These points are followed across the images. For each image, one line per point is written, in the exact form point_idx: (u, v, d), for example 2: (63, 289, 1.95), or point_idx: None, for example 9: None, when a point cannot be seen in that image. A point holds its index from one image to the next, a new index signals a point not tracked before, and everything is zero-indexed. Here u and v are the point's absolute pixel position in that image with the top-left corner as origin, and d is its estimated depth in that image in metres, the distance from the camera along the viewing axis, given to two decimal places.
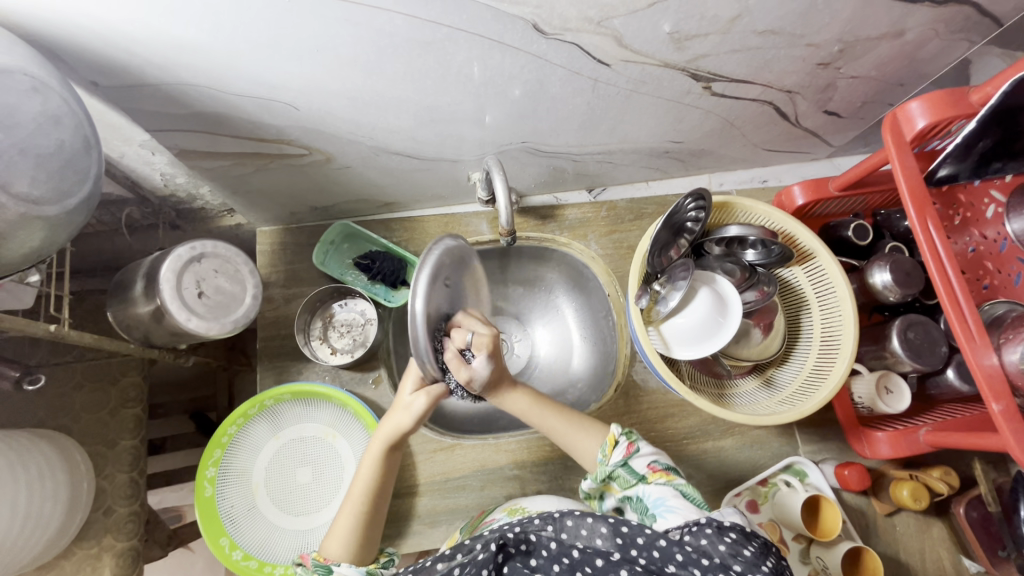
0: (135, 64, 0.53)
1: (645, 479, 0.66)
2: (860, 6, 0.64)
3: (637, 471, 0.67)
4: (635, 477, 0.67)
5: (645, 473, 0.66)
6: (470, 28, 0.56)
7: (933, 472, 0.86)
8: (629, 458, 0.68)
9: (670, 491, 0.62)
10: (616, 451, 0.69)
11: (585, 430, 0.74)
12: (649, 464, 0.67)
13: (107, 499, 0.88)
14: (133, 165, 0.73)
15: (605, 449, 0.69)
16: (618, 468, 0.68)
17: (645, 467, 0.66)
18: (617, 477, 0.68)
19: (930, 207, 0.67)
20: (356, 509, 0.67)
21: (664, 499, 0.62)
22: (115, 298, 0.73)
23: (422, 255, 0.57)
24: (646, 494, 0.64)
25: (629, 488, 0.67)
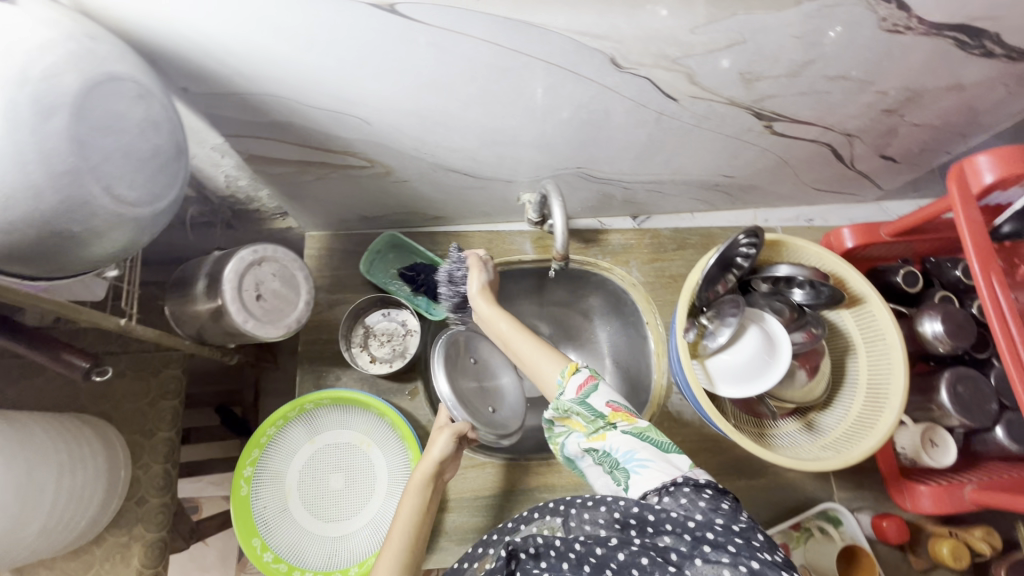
0: (227, 74, 0.55)
1: (607, 419, 0.65)
2: (936, 58, 0.64)
3: (596, 409, 0.65)
4: (594, 414, 0.65)
5: (606, 413, 0.65)
6: (549, 58, 0.57)
7: (974, 531, 0.85)
8: (587, 394, 0.66)
9: (636, 440, 0.63)
10: (575, 378, 0.68)
11: (548, 353, 0.72)
12: (610, 402, 0.66)
13: (141, 489, 0.89)
14: (201, 166, 0.75)
15: (565, 372, 0.69)
16: (577, 404, 0.66)
17: (604, 407, 0.65)
18: (576, 412, 0.66)
19: (995, 262, 0.66)
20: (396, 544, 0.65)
21: (634, 452, 0.62)
22: (174, 293, 0.75)
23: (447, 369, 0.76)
24: (613, 447, 0.64)
25: (590, 425, 0.66)
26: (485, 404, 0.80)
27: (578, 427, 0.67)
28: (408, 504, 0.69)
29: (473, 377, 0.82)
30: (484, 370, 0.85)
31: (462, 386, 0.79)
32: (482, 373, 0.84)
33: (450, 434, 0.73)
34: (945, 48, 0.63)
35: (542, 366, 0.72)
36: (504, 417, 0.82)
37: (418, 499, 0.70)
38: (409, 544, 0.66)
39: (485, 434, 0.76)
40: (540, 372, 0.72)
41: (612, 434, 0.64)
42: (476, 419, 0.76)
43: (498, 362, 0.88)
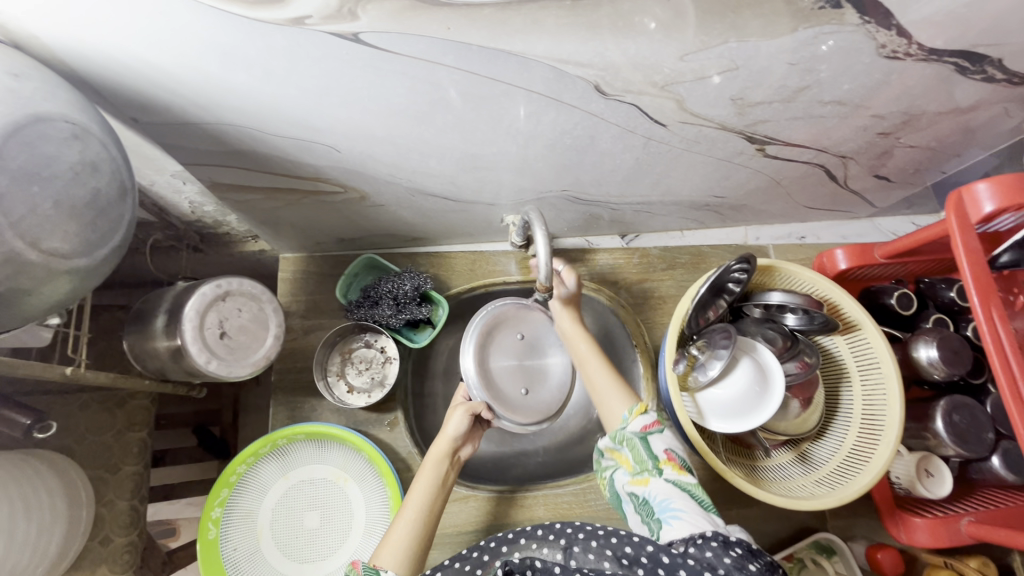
0: (179, 104, 0.51)
1: (658, 462, 0.63)
2: (935, 83, 0.61)
3: (652, 452, 0.64)
4: (648, 454, 0.64)
5: (660, 455, 0.64)
6: (529, 85, 0.53)
7: (970, 562, 0.82)
8: (649, 433, 0.66)
9: (677, 490, 0.60)
10: (641, 418, 0.68)
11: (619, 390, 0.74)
12: (667, 449, 0.65)
13: (105, 528, 0.85)
14: (162, 192, 0.71)
15: (632, 411, 0.69)
16: (636, 438, 0.66)
17: (661, 450, 0.64)
18: (631, 445, 0.66)
19: (995, 295, 0.64)
20: (410, 527, 0.66)
21: (670, 501, 0.59)
22: (134, 329, 0.70)
23: (467, 327, 0.78)
24: (653, 494, 0.61)
25: (638, 464, 0.65)
26: (518, 386, 0.81)
27: (624, 463, 0.67)
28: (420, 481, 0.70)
29: (516, 356, 0.82)
30: (534, 351, 0.84)
31: (493, 366, 0.80)
32: (529, 354, 0.83)
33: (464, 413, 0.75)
34: (945, 73, 0.60)
35: (609, 401, 0.74)
36: (535, 400, 0.81)
37: (431, 475, 0.71)
38: (415, 523, 0.66)
39: (503, 419, 0.77)
40: (607, 405, 0.74)
41: (654, 480, 0.62)
42: (499, 401, 0.77)
43: (549, 339, 0.85)
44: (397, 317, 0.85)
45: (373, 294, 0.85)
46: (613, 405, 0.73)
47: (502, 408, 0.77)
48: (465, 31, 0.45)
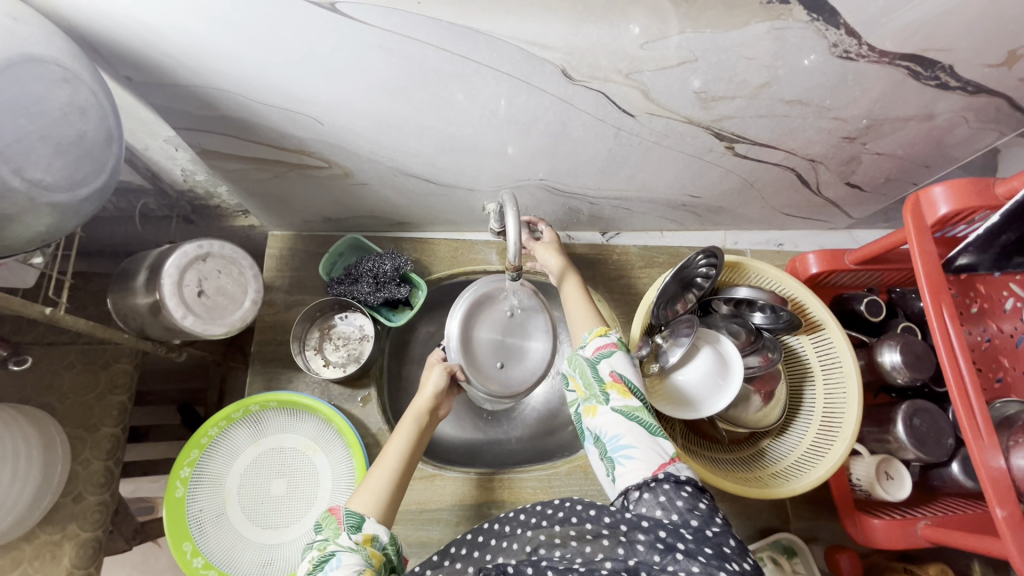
0: (170, 64, 0.55)
1: (604, 386, 0.64)
2: (892, 87, 0.64)
3: (599, 375, 0.65)
4: (595, 380, 0.65)
5: (606, 379, 0.64)
6: (498, 65, 0.56)
7: (929, 569, 0.82)
8: (599, 359, 0.66)
9: (624, 420, 0.61)
10: (597, 341, 0.68)
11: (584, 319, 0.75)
12: (613, 372, 0.64)
13: (78, 486, 0.86)
14: (156, 157, 0.75)
15: (590, 333, 0.69)
16: (586, 364, 0.66)
17: (606, 374, 0.64)
18: (582, 370, 0.67)
19: (946, 293, 0.65)
20: (387, 478, 0.65)
21: (621, 436, 0.60)
22: (117, 286, 0.75)
23: (462, 291, 0.76)
24: (603, 429, 0.62)
25: (588, 390, 0.65)
26: (494, 359, 0.76)
27: (580, 391, 0.67)
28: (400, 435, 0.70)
29: (500, 330, 0.77)
30: (521, 328, 0.78)
31: (479, 335, 0.75)
32: (514, 331, 0.78)
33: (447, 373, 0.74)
34: (899, 77, 0.63)
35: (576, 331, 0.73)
36: (511, 374, 0.76)
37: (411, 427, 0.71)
38: (394, 473, 0.66)
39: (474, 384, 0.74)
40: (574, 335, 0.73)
41: (602, 409, 0.63)
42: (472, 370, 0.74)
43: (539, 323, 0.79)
44: (374, 294, 0.87)
45: (354, 272, 0.88)
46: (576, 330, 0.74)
47: (473, 374, 0.74)
48: (435, 6, 0.48)
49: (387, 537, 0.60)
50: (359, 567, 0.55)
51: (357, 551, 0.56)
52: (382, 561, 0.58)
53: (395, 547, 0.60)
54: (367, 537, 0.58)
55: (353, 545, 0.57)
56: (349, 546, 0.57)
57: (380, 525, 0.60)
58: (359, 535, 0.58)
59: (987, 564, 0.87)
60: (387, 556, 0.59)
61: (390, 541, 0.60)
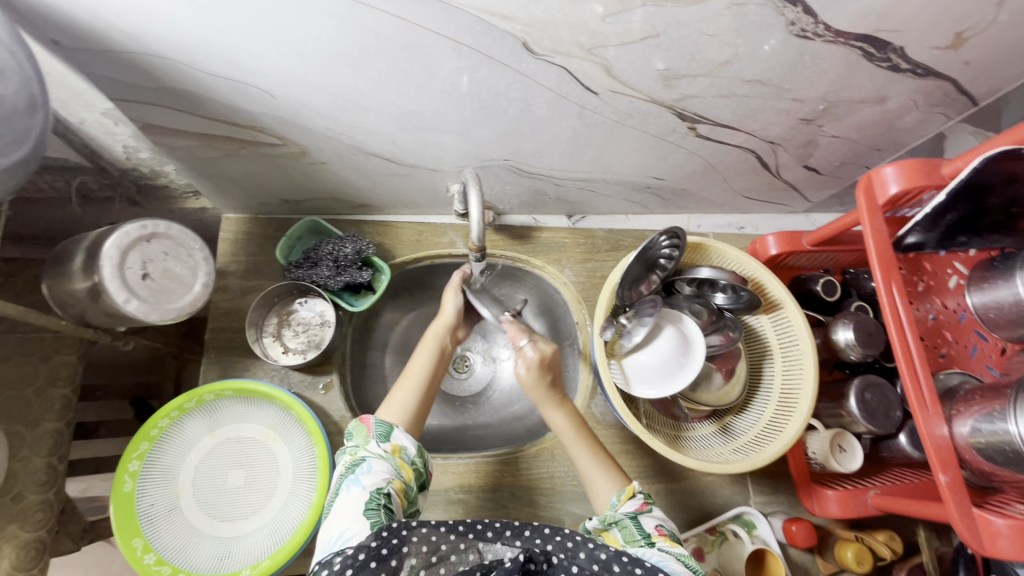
0: (101, 28, 0.51)
1: (650, 538, 0.62)
2: (846, 68, 0.66)
3: (643, 528, 0.63)
4: (640, 534, 0.63)
5: (651, 532, 0.62)
6: (458, 37, 0.55)
7: (878, 536, 0.86)
8: (640, 513, 0.65)
9: (670, 556, 0.58)
10: (630, 503, 0.67)
11: (605, 473, 0.74)
12: (658, 525, 0.64)
13: (17, 486, 0.80)
14: (93, 133, 0.71)
15: (620, 496, 0.69)
16: (628, 518, 0.65)
17: (652, 526, 0.63)
18: (623, 525, 0.65)
19: (896, 271, 0.68)
20: (414, 391, 0.75)
21: (665, 561, 0.57)
22: (51, 270, 0.71)
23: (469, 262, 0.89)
24: (646, 552, 0.59)
25: (628, 541, 0.63)
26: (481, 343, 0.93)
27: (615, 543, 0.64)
28: (423, 352, 0.81)
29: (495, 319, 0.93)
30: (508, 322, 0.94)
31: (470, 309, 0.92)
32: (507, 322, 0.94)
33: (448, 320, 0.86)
34: (853, 59, 0.64)
35: (595, 485, 0.73)
36: None
37: (433, 345, 0.82)
38: (420, 389, 0.76)
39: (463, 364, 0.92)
40: (593, 490, 0.73)
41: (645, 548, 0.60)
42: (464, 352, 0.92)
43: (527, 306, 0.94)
44: (335, 278, 0.84)
45: (313, 256, 0.85)
46: (602, 489, 0.72)
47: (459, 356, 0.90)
48: None
49: (413, 450, 0.66)
50: (388, 475, 0.61)
51: (387, 459, 0.63)
52: (410, 474, 0.64)
53: (424, 462, 0.68)
54: (396, 447, 0.65)
55: (382, 453, 0.63)
56: (380, 453, 0.63)
57: (407, 437, 0.68)
58: (388, 446, 0.65)
59: (932, 529, 0.92)
60: (416, 470, 0.66)
61: (418, 455, 0.67)
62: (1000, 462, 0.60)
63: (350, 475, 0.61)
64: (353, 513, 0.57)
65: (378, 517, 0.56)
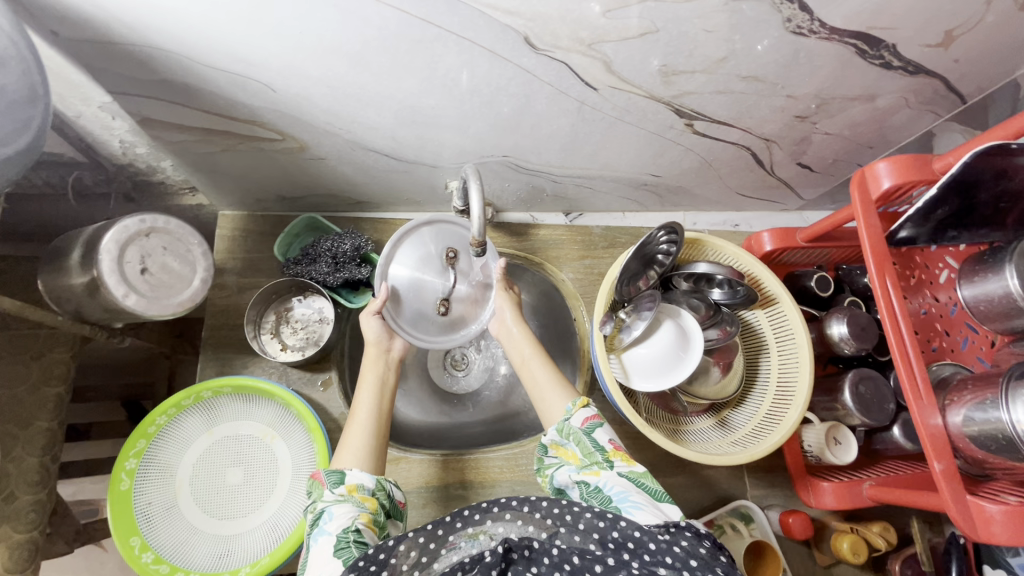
0: (102, 19, 0.51)
1: (605, 454, 0.64)
2: (840, 65, 0.67)
3: (598, 443, 0.65)
4: (595, 447, 0.64)
5: (606, 447, 0.64)
6: (461, 32, 0.55)
7: (873, 527, 0.88)
8: (593, 428, 0.66)
9: (630, 483, 0.60)
10: (584, 411, 0.69)
11: (560, 387, 0.75)
12: (611, 440, 0.65)
13: (10, 485, 0.79)
14: (90, 127, 0.70)
15: (574, 403, 0.70)
16: (581, 434, 0.66)
17: (606, 441, 0.65)
18: (577, 440, 0.66)
19: (889, 265, 0.69)
20: (364, 434, 0.69)
21: (627, 493, 0.59)
22: (48, 266, 0.71)
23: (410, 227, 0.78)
24: (608, 483, 0.61)
25: (585, 458, 0.65)
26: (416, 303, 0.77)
27: (571, 459, 0.66)
28: (366, 391, 0.75)
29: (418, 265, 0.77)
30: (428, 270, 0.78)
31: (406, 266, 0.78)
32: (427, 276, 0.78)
33: (399, 237, 0.78)
34: (847, 56, 0.65)
35: (548, 396, 0.74)
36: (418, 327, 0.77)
37: (373, 380, 0.76)
38: (368, 427, 0.71)
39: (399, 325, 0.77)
40: (545, 401, 0.74)
41: (605, 472, 0.62)
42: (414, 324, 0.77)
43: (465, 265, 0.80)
44: (333, 275, 0.84)
45: (312, 252, 0.85)
46: (553, 402, 0.73)
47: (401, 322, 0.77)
48: None
49: (372, 484, 0.63)
50: (353, 513, 0.58)
51: (346, 501, 0.60)
52: (376, 504, 0.61)
53: (386, 492, 0.64)
54: (353, 487, 0.61)
55: (340, 497, 0.60)
56: (336, 500, 0.60)
57: (364, 474, 0.64)
58: (343, 487, 0.61)
59: (924, 520, 0.94)
60: (380, 501, 0.63)
61: (377, 486, 0.63)
62: (993, 449, 0.61)
63: (315, 529, 0.57)
64: (323, 559, 0.54)
65: (349, 554, 0.53)
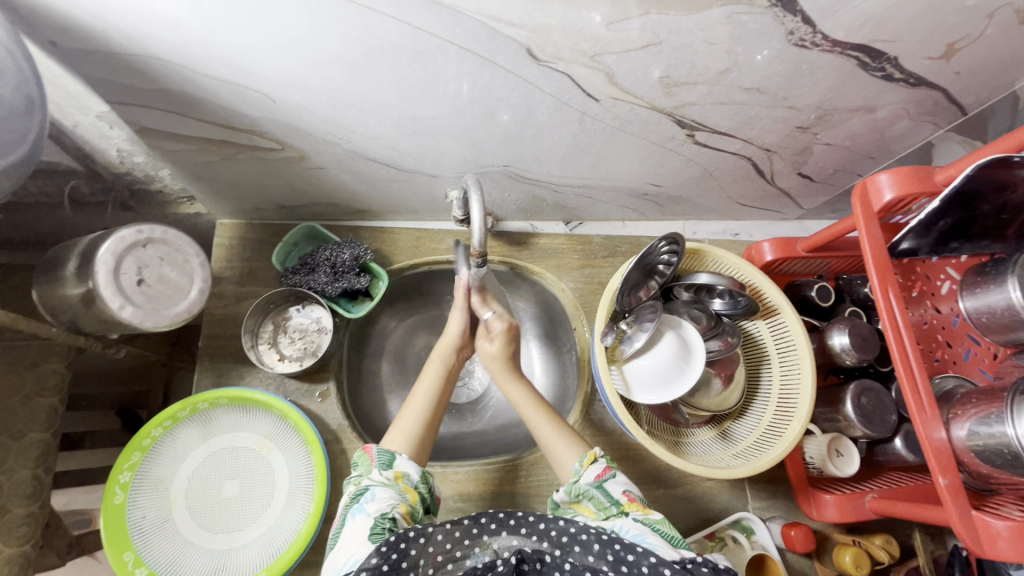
0: (101, 29, 0.50)
1: (621, 506, 0.61)
2: (842, 77, 0.67)
3: (613, 496, 0.62)
4: (609, 501, 0.62)
5: (621, 500, 0.61)
6: (462, 43, 0.55)
7: (875, 540, 0.87)
8: (605, 481, 0.64)
9: (646, 527, 0.58)
10: (593, 468, 0.65)
11: (569, 440, 0.71)
12: (626, 491, 0.63)
13: (2, 498, 0.77)
14: (87, 136, 0.70)
15: (582, 461, 0.66)
16: (593, 488, 0.63)
17: (621, 494, 0.62)
18: (590, 497, 0.63)
19: (892, 277, 0.68)
20: (417, 420, 0.69)
21: (642, 535, 0.56)
22: (44, 276, 0.70)
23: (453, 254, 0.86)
24: (622, 527, 0.59)
25: (601, 513, 0.62)
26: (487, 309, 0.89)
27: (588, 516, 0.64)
28: (428, 375, 0.74)
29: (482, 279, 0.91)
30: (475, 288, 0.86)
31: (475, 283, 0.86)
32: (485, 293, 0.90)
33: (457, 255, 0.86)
34: (849, 68, 0.65)
35: (560, 453, 0.70)
36: None
37: (436, 372, 0.75)
38: (423, 415, 0.69)
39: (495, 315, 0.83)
40: (558, 460, 0.70)
41: (620, 520, 0.60)
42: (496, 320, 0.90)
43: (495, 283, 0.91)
44: (332, 284, 0.83)
45: (310, 261, 0.84)
46: (566, 457, 0.70)
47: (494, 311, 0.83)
48: None
49: (417, 475, 0.62)
50: (393, 500, 0.58)
51: (390, 487, 0.59)
52: (416, 496, 0.60)
53: (429, 486, 0.63)
54: (399, 473, 0.61)
55: (386, 481, 0.60)
56: (381, 481, 0.59)
57: (411, 463, 0.63)
58: (391, 471, 0.61)
59: (927, 532, 0.93)
60: (421, 495, 0.62)
61: (421, 479, 0.62)
62: (998, 464, 0.60)
63: (354, 505, 0.57)
64: (358, 540, 0.53)
65: (383, 541, 0.53)
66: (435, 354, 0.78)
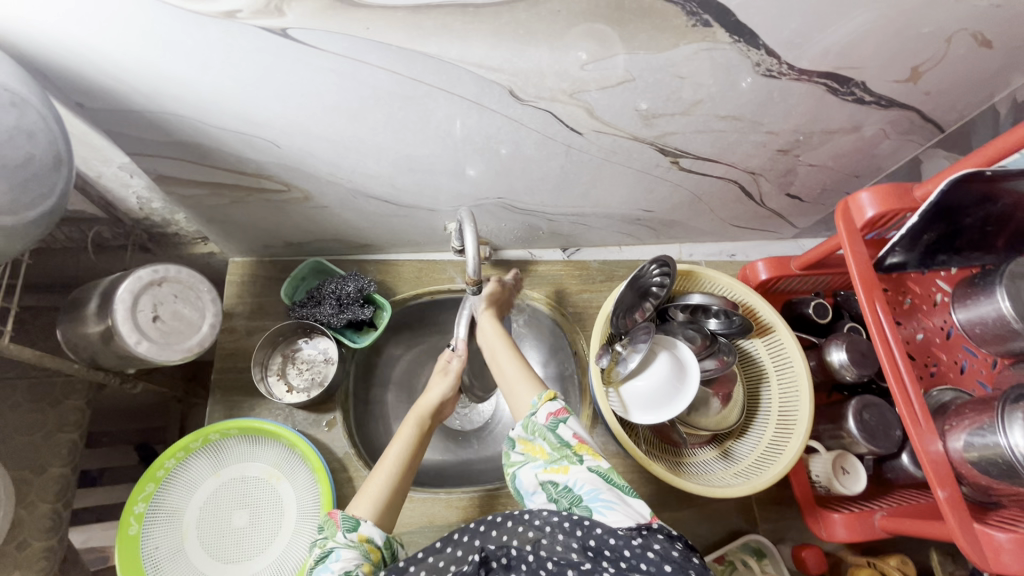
0: (122, 90, 0.56)
1: (572, 449, 0.64)
2: (815, 103, 0.70)
3: (563, 438, 0.65)
4: (562, 442, 0.64)
5: (572, 443, 0.64)
6: (448, 88, 0.59)
7: (890, 560, 0.85)
8: (558, 420, 0.66)
9: (601, 479, 0.61)
10: (549, 405, 0.67)
11: (529, 380, 0.74)
12: (576, 433, 0.65)
13: (22, 532, 0.80)
14: (110, 185, 0.76)
15: (541, 396, 0.68)
16: (546, 428, 0.65)
17: (571, 437, 0.64)
18: (542, 436, 0.65)
19: (879, 292, 0.69)
20: (385, 478, 0.68)
21: (599, 491, 0.60)
22: (66, 316, 0.75)
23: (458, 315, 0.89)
24: (577, 482, 0.61)
25: (554, 454, 0.65)
26: None
27: (537, 454, 0.66)
28: (402, 438, 0.73)
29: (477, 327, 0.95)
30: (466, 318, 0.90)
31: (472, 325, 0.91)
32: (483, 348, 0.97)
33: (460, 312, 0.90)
34: (820, 94, 0.68)
35: (519, 390, 0.73)
36: None
37: (411, 433, 0.74)
38: (393, 475, 0.68)
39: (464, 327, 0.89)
40: (517, 396, 0.73)
41: (575, 468, 0.62)
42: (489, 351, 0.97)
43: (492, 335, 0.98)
44: (337, 316, 0.87)
45: (316, 295, 0.88)
46: (523, 394, 0.72)
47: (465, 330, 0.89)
48: (384, 32, 0.50)
49: (382, 539, 0.62)
50: (358, 561, 0.59)
51: (355, 547, 0.60)
52: (380, 556, 0.61)
53: (392, 550, 0.64)
54: (364, 536, 0.61)
55: (351, 542, 0.60)
56: (346, 543, 0.60)
57: (377, 528, 0.63)
58: (356, 534, 0.61)
59: (945, 552, 0.90)
60: (384, 556, 0.63)
61: (386, 543, 0.63)
62: (995, 475, 0.60)
63: (319, 566, 0.59)
64: None
65: None
66: (412, 412, 0.78)
